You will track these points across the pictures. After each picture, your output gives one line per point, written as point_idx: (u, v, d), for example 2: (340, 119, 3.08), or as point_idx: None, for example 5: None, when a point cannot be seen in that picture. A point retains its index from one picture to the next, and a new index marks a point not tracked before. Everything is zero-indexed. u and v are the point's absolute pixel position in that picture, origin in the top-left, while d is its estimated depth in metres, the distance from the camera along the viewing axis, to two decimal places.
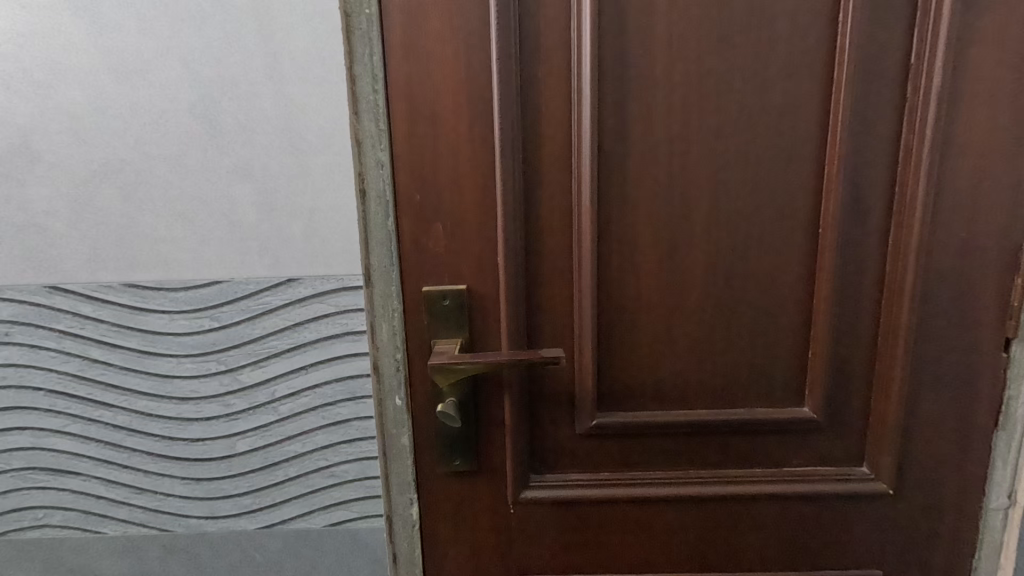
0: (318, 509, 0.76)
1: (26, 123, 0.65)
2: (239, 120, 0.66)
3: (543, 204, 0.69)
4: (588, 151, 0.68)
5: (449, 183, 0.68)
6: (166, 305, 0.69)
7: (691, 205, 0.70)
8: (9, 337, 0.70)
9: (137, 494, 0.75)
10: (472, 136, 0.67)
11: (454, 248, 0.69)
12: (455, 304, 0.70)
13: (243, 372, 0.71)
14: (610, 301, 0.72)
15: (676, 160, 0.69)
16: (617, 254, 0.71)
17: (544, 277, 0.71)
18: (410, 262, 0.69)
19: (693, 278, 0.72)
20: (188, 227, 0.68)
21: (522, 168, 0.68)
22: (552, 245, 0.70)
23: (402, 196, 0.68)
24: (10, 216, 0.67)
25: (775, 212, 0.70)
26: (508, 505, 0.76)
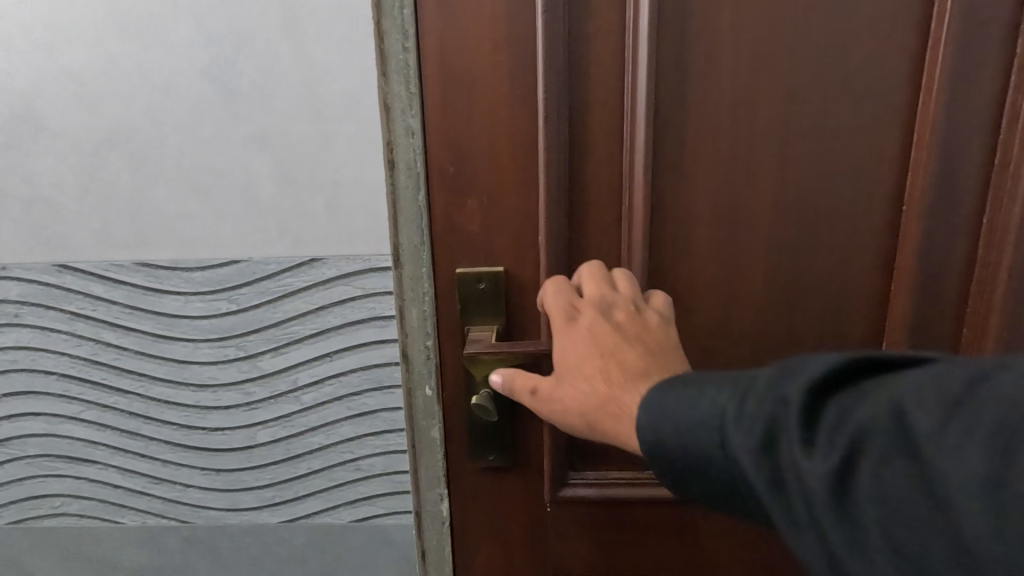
0: (343, 504, 0.71)
1: (28, 88, 0.60)
2: (257, 83, 0.59)
3: (590, 178, 0.62)
4: (644, 117, 0.60)
5: (487, 154, 0.61)
6: (181, 286, 0.65)
7: (758, 179, 0.62)
8: (19, 318, 0.66)
9: (156, 484, 0.71)
10: (513, 100, 0.59)
11: (491, 225, 0.63)
12: (491, 287, 0.64)
13: (264, 359, 0.66)
14: (661, 285, 0.65)
15: (743, 129, 0.61)
16: (671, 234, 0.64)
17: (589, 259, 0.64)
18: (443, 242, 0.63)
19: (756, 261, 0.64)
20: (203, 202, 0.62)
21: (568, 135, 0.61)
22: (599, 222, 0.63)
23: (434, 168, 0.61)
24: (15, 190, 0.62)
25: (851, 186, 0.62)
26: (545, 503, 0.70)
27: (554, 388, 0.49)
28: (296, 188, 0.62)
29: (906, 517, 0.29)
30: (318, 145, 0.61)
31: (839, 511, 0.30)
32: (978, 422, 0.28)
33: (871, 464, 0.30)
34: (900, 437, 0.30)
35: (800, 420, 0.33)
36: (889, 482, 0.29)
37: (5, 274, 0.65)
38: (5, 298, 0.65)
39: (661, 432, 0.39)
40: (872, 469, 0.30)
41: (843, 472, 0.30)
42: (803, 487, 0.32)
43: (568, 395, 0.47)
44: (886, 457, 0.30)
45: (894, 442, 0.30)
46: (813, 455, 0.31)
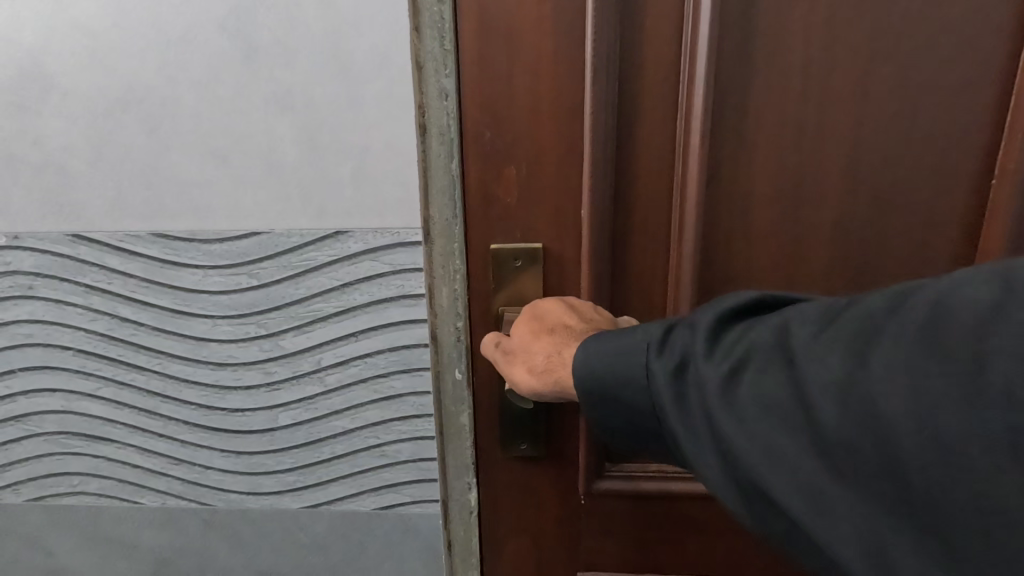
0: (368, 491, 0.68)
1: (35, 42, 0.56)
2: (278, 36, 0.54)
3: (642, 146, 0.55)
4: (706, 77, 0.52)
5: (527, 118, 0.54)
6: (200, 259, 0.61)
7: (833, 152, 0.54)
8: (33, 290, 0.63)
9: (175, 465, 0.68)
10: (556, 55, 0.52)
11: (530, 199, 0.56)
12: (527, 265, 0.58)
13: (286, 338, 0.63)
14: (715, 269, 0.58)
15: (819, 93, 0.53)
16: (730, 212, 0.56)
17: (637, 238, 0.58)
18: (476, 217, 0.57)
19: (824, 248, 0.56)
20: (222, 168, 0.58)
21: (618, 97, 0.54)
22: (648, 197, 0.57)
23: (468, 134, 0.54)
24: (25, 153, 0.59)
25: (939, 148, 0.53)
26: (579, 496, 0.65)
27: (511, 341, 0.52)
28: (320, 153, 0.58)
29: (774, 414, 0.31)
30: (344, 108, 0.56)
31: (720, 410, 0.33)
32: (839, 327, 0.31)
33: (753, 371, 0.33)
34: (780, 348, 0.33)
35: (702, 339, 0.36)
36: (766, 385, 0.32)
37: (18, 244, 0.61)
38: (19, 269, 0.62)
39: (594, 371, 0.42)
40: (753, 374, 0.33)
41: (727, 378, 0.33)
42: (699, 394, 0.35)
43: (519, 354, 0.51)
44: (766, 363, 0.33)
45: (776, 355, 0.33)
46: (710, 363, 0.34)
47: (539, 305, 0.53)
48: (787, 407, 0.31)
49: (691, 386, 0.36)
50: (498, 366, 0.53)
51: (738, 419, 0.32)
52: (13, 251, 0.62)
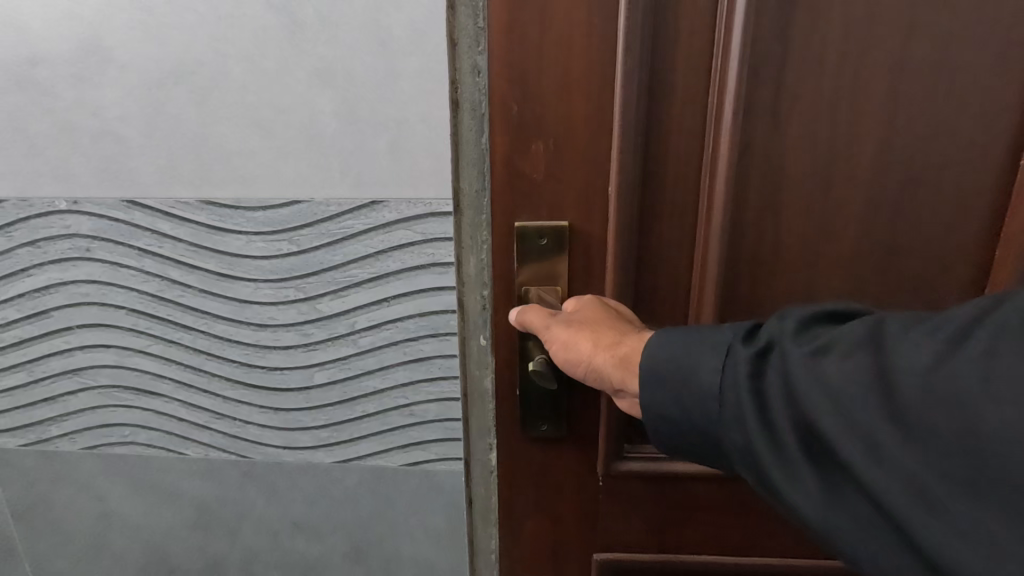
0: (397, 447, 0.72)
1: (96, 17, 0.59)
2: (322, 13, 0.57)
3: (668, 123, 0.54)
4: (740, 52, 0.51)
5: (558, 94, 0.54)
6: (244, 226, 0.65)
7: (873, 134, 0.53)
8: (91, 253, 0.68)
9: (217, 419, 0.74)
10: (590, 28, 0.52)
11: (557, 175, 0.56)
12: (547, 245, 0.58)
13: (322, 302, 0.67)
14: (736, 253, 0.57)
15: (864, 72, 0.51)
16: (755, 193, 0.55)
17: (657, 219, 0.57)
18: (503, 190, 0.57)
19: (844, 237, 0.56)
20: (266, 138, 0.62)
21: (650, 71, 0.53)
22: (672, 174, 0.56)
23: (496, 106, 0.55)
24: (85, 121, 0.63)
25: (972, 113, 0.51)
26: (598, 478, 0.67)
27: (574, 316, 0.54)
28: (359, 124, 0.61)
29: (851, 395, 0.34)
30: (382, 82, 0.59)
31: (803, 389, 0.36)
32: (934, 327, 0.33)
33: (839, 354, 0.35)
34: (868, 339, 0.35)
35: (791, 327, 0.39)
36: (850, 368, 0.35)
37: (77, 209, 0.66)
38: (78, 232, 0.67)
39: (668, 350, 0.44)
40: (837, 356, 0.35)
41: (813, 359, 0.36)
42: (783, 376, 0.37)
43: (586, 329, 0.52)
44: (850, 347, 0.35)
45: (860, 346, 0.35)
46: (797, 345, 0.37)
47: (603, 303, 0.55)
48: (871, 391, 0.34)
49: (772, 368, 0.38)
50: (557, 338, 0.53)
51: (818, 392, 0.35)
52: (73, 215, 0.66)
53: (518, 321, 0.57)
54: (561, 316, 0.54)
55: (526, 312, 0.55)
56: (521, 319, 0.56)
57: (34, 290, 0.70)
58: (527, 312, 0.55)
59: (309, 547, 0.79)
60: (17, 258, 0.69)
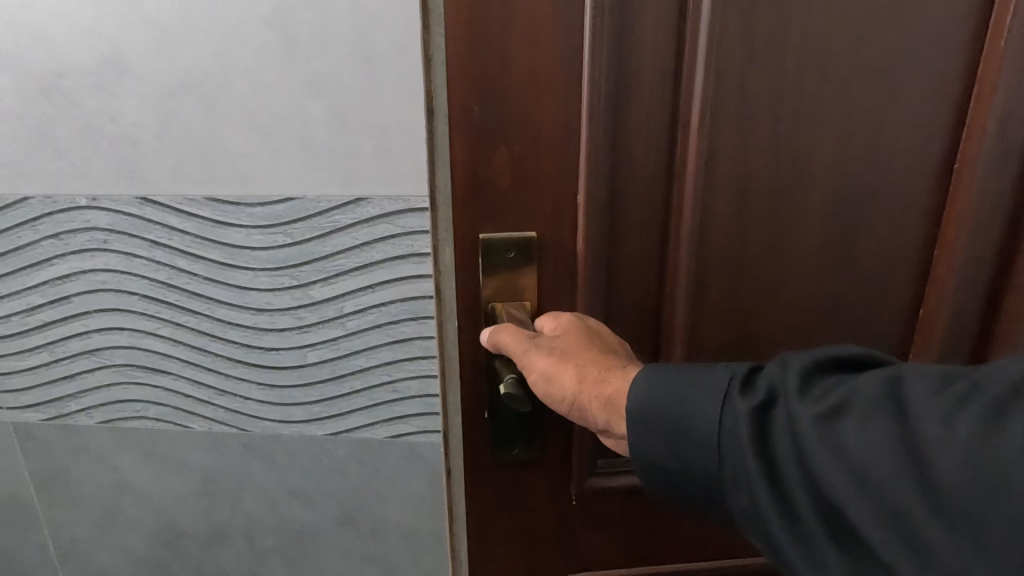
0: (381, 421, 0.80)
1: (114, 34, 0.67)
2: (314, 33, 0.65)
3: (634, 131, 0.55)
4: (705, 62, 0.53)
5: (521, 100, 0.54)
6: (244, 220, 0.73)
7: (829, 162, 0.57)
8: (107, 245, 0.76)
9: (220, 395, 0.81)
10: (553, 33, 0.52)
11: (521, 181, 0.56)
12: (516, 256, 0.58)
13: (314, 288, 0.74)
14: (705, 257, 0.59)
15: (827, 83, 0.54)
16: (722, 201, 0.58)
17: (623, 225, 0.58)
18: (464, 198, 0.56)
19: (809, 250, 0.60)
20: (265, 141, 0.70)
21: (616, 77, 0.53)
22: (640, 177, 0.57)
23: (457, 110, 0.54)
24: (104, 127, 0.71)
25: (911, 144, 0.56)
26: (570, 497, 0.68)
27: (560, 341, 0.53)
28: (346, 130, 0.68)
29: (868, 463, 0.34)
30: (367, 94, 0.67)
31: (815, 453, 0.36)
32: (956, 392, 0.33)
33: (852, 416, 0.36)
34: (887, 393, 0.36)
35: (794, 379, 0.39)
36: (864, 432, 0.35)
37: (96, 205, 0.74)
38: (96, 226, 0.75)
39: (656, 395, 0.46)
40: (850, 419, 0.36)
41: (824, 420, 0.36)
42: (792, 435, 0.37)
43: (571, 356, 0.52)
44: (865, 409, 0.36)
45: (874, 407, 0.35)
46: (806, 403, 0.37)
47: (582, 323, 0.56)
48: (892, 461, 0.34)
49: (778, 422, 0.39)
50: (542, 360, 0.53)
51: (832, 456, 0.35)
52: (92, 211, 0.74)
53: (489, 341, 0.56)
54: (540, 340, 0.54)
55: (500, 333, 0.55)
56: (497, 345, 0.55)
57: (56, 278, 0.78)
58: (501, 333, 0.55)
59: (304, 513, 0.86)
60: (40, 250, 0.77)
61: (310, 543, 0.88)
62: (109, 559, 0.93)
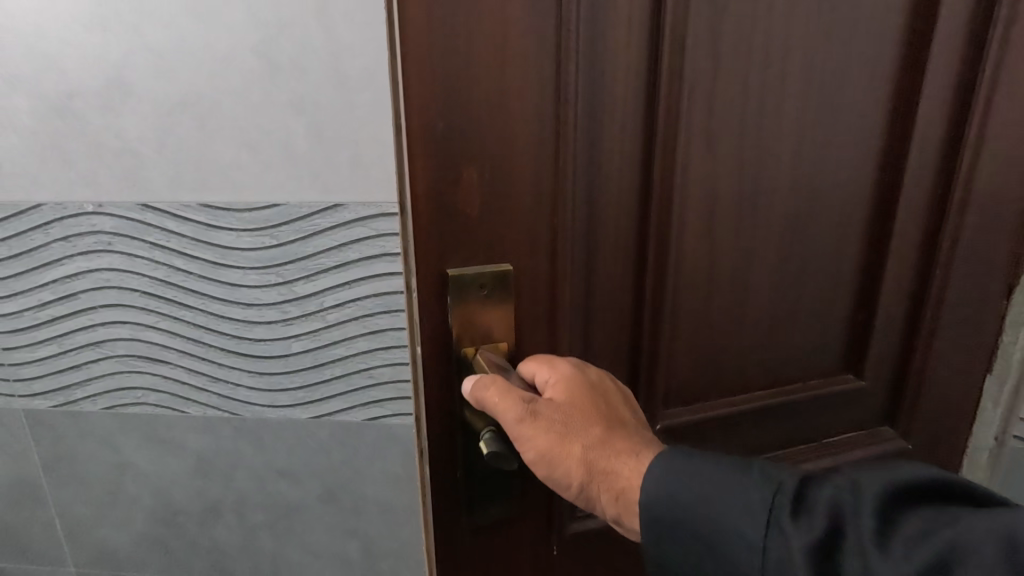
0: (359, 405, 0.89)
1: (119, 60, 0.75)
2: (295, 58, 0.74)
3: (601, 156, 0.57)
4: (667, 93, 0.57)
5: (490, 123, 0.52)
6: (234, 224, 0.81)
7: (795, 190, 0.66)
8: (111, 246, 0.84)
9: (213, 382, 0.90)
10: (520, 56, 0.51)
11: (490, 207, 0.55)
12: (494, 289, 0.57)
13: (297, 284, 0.83)
14: (668, 273, 0.65)
15: (782, 122, 0.62)
16: (689, 222, 0.63)
17: (594, 246, 0.61)
18: (429, 225, 0.53)
19: (776, 266, 0.69)
20: (253, 154, 0.78)
21: (588, 103, 0.55)
22: (609, 200, 0.59)
23: (425, 128, 0.50)
24: (109, 142, 0.79)
25: (851, 176, 0.68)
26: (553, 546, 0.73)
27: (568, 417, 0.53)
28: (324, 144, 0.77)
29: None
30: (342, 111, 0.76)
31: None
32: None
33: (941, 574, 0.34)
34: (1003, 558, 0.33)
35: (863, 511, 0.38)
36: None
37: (102, 211, 0.82)
38: (102, 230, 0.83)
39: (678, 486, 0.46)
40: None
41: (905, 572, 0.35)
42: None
43: (577, 436, 0.52)
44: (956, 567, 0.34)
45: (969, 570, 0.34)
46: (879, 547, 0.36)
47: (583, 382, 0.55)
48: None
49: (848, 557, 0.37)
50: (549, 440, 0.52)
51: None
52: (98, 216, 0.83)
53: (471, 394, 0.55)
54: (538, 408, 0.53)
55: (487, 391, 0.53)
56: (489, 409, 0.53)
57: (65, 276, 0.86)
58: (488, 391, 0.53)
59: (291, 491, 0.95)
60: (51, 251, 0.85)
61: (296, 518, 0.96)
62: (111, 535, 1.01)
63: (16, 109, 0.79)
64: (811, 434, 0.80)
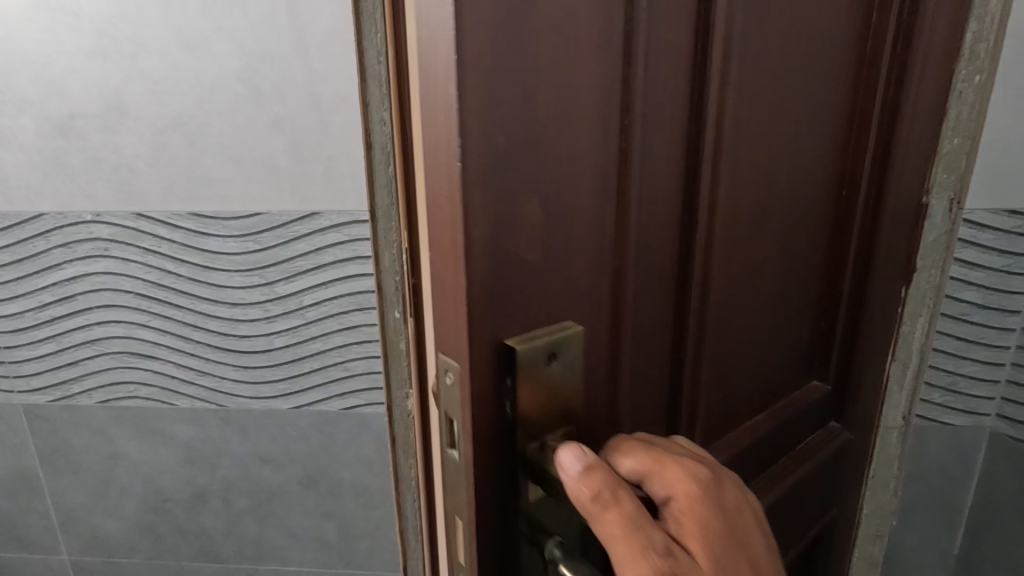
0: (335, 395, 0.97)
1: (117, 85, 0.84)
2: (275, 85, 0.83)
3: (658, 174, 0.43)
4: (715, 102, 0.47)
5: (557, 132, 0.34)
6: (221, 231, 0.90)
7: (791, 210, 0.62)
8: (108, 252, 0.92)
9: (201, 376, 0.98)
10: (588, 37, 0.34)
11: (556, 253, 0.36)
12: (570, 359, 0.39)
13: (278, 285, 0.92)
14: (711, 304, 0.53)
15: (783, 139, 0.57)
16: (721, 251, 0.53)
17: (649, 287, 0.45)
18: (479, 284, 0.32)
19: (775, 287, 0.63)
20: (238, 168, 0.87)
21: (651, 118, 0.41)
22: (661, 227, 0.45)
23: (488, 141, 0.30)
24: (108, 158, 0.88)
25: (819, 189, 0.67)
26: None
27: None
28: (303, 159, 0.87)
29: None
30: (318, 130, 0.85)
31: None
32: None
33: None
34: None
35: None
36: None
37: (100, 219, 0.91)
38: (99, 236, 0.92)
39: None
40: None
41: None
42: None
43: None
44: None
45: None
46: None
47: (733, 534, 0.39)
48: None
49: None
50: None
51: None
52: (96, 224, 0.91)
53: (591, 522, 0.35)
54: (671, 560, 0.36)
55: (605, 509, 0.35)
56: (594, 533, 0.36)
57: (64, 280, 0.94)
58: (607, 510, 0.35)
59: (273, 477, 1.02)
60: (52, 256, 0.93)
61: (278, 503, 1.04)
62: (104, 523, 1.08)
63: (24, 129, 0.87)
64: (791, 445, 0.74)
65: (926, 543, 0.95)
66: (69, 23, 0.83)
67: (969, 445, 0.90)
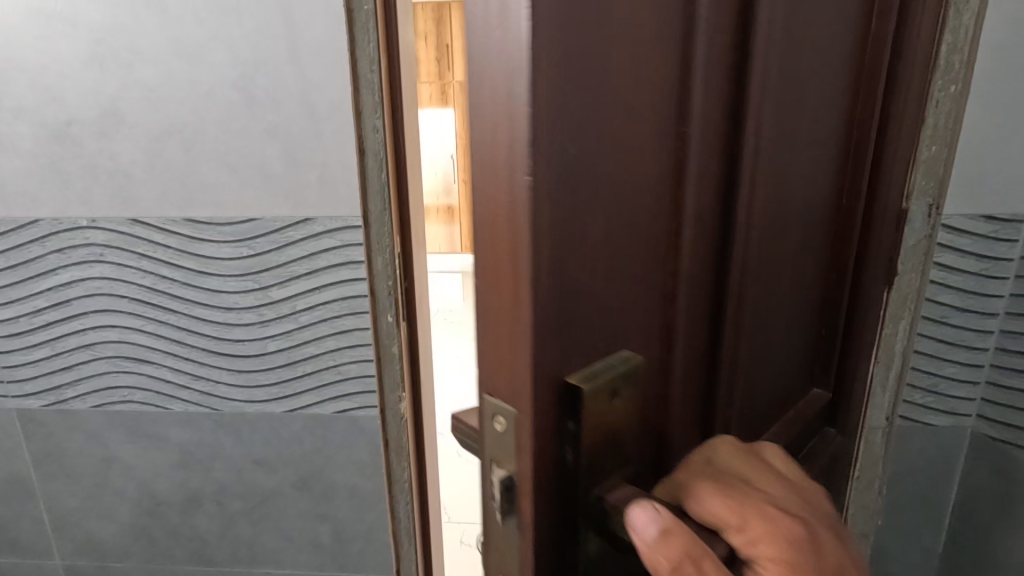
0: (328, 398, 0.98)
1: (113, 93, 0.86)
2: (270, 93, 0.85)
3: (698, 198, 0.45)
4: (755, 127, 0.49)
5: (606, 171, 0.37)
6: (215, 236, 0.91)
7: (806, 222, 0.64)
8: (103, 257, 0.93)
9: (195, 380, 0.99)
10: (631, 82, 0.37)
11: (607, 280, 0.39)
12: (627, 393, 0.42)
13: (272, 290, 0.93)
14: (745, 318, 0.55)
15: (801, 156, 0.59)
16: (755, 267, 0.54)
17: (692, 304, 0.48)
18: (544, 316, 0.35)
19: (793, 297, 0.66)
20: (233, 175, 0.89)
21: (693, 151, 0.43)
22: (698, 247, 0.47)
23: (555, 187, 0.33)
24: (103, 164, 0.89)
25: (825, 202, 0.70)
26: None
27: None
28: (297, 166, 0.88)
29: None
30: (312, 137, 0.86)
31: None
32: None
33: None
34: None
35: None
36: None
37: (95, 225, 0.92)
38: (94, 241, 0.93)
39: None
40: None
41: None
42: None
43: None
44: None
45: None
46: None
47: None
48: None
49: None
50: None
51: None
52: (92, 230, 0.92)
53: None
54: None
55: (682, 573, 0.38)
56: None
57: (59, 285, 0.95)
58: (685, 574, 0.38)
59: (267, 480, 1.03)
60: (48, 262, 0.94)
61: (272, 506, 1.05)
62: (98, 527, 1.09)
63: (20, 135, 0.89)
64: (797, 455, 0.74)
65: (912, 543, 0.97)
66: (66, 32, 0.84)
67: (954, 446, 0.91)
